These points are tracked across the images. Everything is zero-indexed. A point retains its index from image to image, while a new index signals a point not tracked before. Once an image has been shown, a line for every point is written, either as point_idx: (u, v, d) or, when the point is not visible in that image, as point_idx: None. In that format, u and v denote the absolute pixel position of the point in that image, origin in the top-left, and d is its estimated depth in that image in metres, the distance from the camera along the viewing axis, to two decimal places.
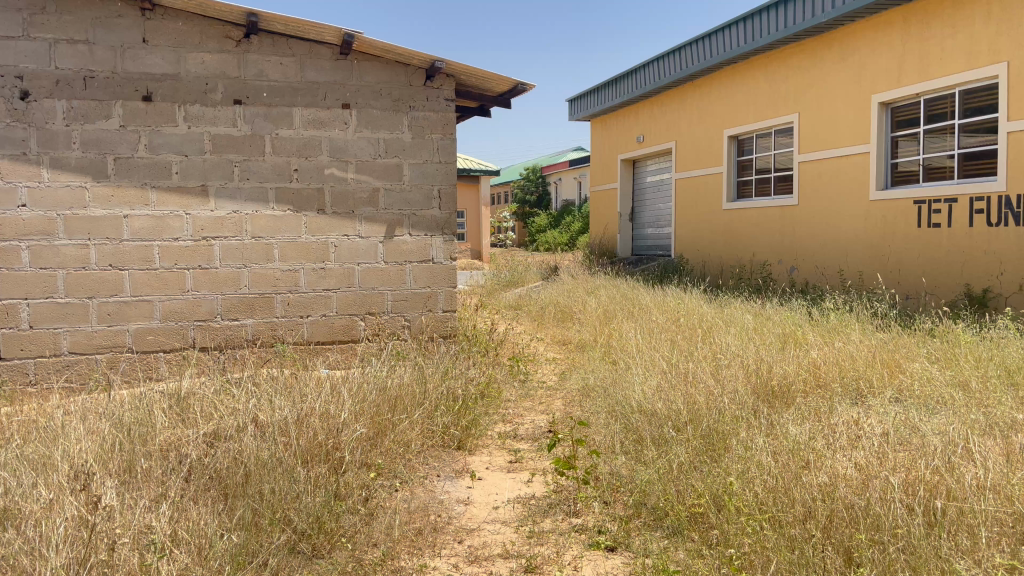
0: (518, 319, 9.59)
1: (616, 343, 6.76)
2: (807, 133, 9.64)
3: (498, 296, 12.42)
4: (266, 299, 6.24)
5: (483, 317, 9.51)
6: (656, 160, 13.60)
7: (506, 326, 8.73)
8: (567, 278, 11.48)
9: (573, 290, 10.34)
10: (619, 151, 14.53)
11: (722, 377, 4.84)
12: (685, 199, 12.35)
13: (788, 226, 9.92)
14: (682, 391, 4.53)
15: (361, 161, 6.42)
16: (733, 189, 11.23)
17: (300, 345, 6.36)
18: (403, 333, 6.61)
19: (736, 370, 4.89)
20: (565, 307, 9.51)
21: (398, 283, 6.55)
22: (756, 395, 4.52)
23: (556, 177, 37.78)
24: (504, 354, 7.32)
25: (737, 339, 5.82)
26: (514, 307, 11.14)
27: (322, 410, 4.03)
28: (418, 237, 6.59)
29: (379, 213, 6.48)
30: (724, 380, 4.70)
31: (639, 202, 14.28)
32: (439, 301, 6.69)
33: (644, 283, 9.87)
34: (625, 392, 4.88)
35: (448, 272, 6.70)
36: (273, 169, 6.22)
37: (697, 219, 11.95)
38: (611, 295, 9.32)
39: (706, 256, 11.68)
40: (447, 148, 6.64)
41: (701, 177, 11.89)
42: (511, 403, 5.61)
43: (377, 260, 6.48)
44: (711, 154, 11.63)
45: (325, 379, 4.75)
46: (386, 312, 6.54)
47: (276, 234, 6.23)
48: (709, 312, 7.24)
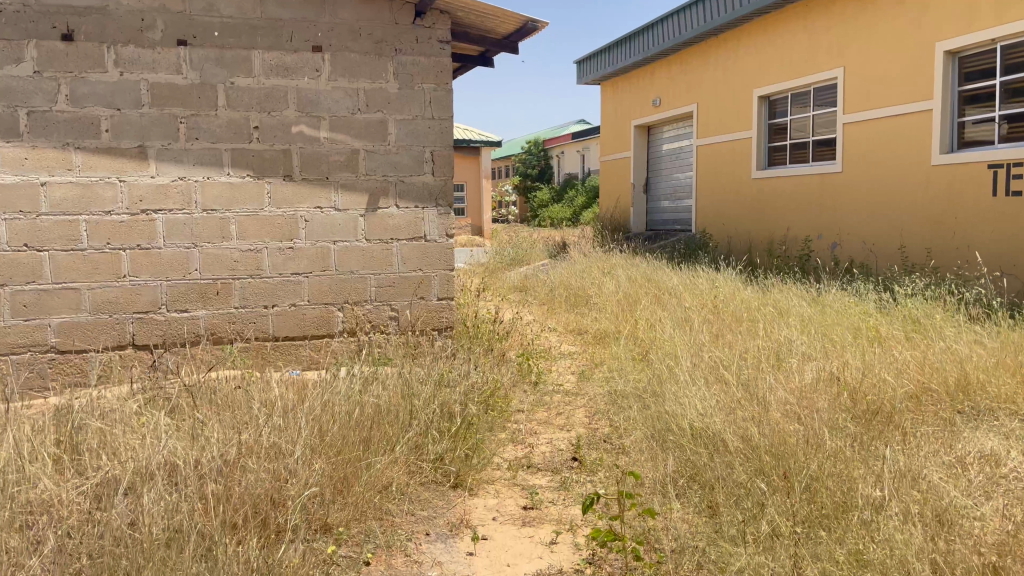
0: (525, 304, 8.47)
1: (647, 337, 5.65)
2: (853, 91, 8.46)
3: (500, 277, 11.32)
4: (221, 286, 5.10)
5: (485, 303, 8.40)
6: (674, 125, 12.44)
7: (512, 314, 7.63)
8: (577, 257, 10.37)
9: (585, 270, 9.23)
10: (633, 117, 13.34)
11: (798, 387, 3.73)
12: (708, 168, 11.18)
13: (830, 198, 8.77)
14: (751, 410, 3.43)
15: (336, 116, 5.26)
16: (764, 157, 10.06)
17: (264, 342, 5.23)
18: (389, 326, 5.49)
19: (813, 377, 3.79)
20: (579, 289, 8.39)
21: (383, 266, 5.42)
22: (851, 415, 3.41)
23: (559, 150, 36.49)
24: (511, 347, 6.20)
25: (801, 333, 4.71)
26: (518, 289, 10.04)
27: (268, 449, 2.92)
28: (408, 210, 5.45)
29: (360, 180, 5.33)
30: (804, 394, 3.59)
31: (655, 171, 13.11)
32: (434, 287, 5.55)
33: (667, 263, 8.76)
34: (668, 408, 3.78)
35: (444, 252, 5.56)
36: (228, 127, 5.06)
37: (721, 190, 10.79)
38: (631, 276, 8.20)
39: (732, 231, 10.54)
40: (442, 101, 5.48)
41: (726, 144, 10.71)
42: (523, 416, 4.52)
43: (357, 238, 5.35)
44: (738, 117, 10.46)
45: (283, 395, 3.65)
46: (369, 300, 5.41)
47: (233, 207, 5.09)
48: (755, 298, 6.11)
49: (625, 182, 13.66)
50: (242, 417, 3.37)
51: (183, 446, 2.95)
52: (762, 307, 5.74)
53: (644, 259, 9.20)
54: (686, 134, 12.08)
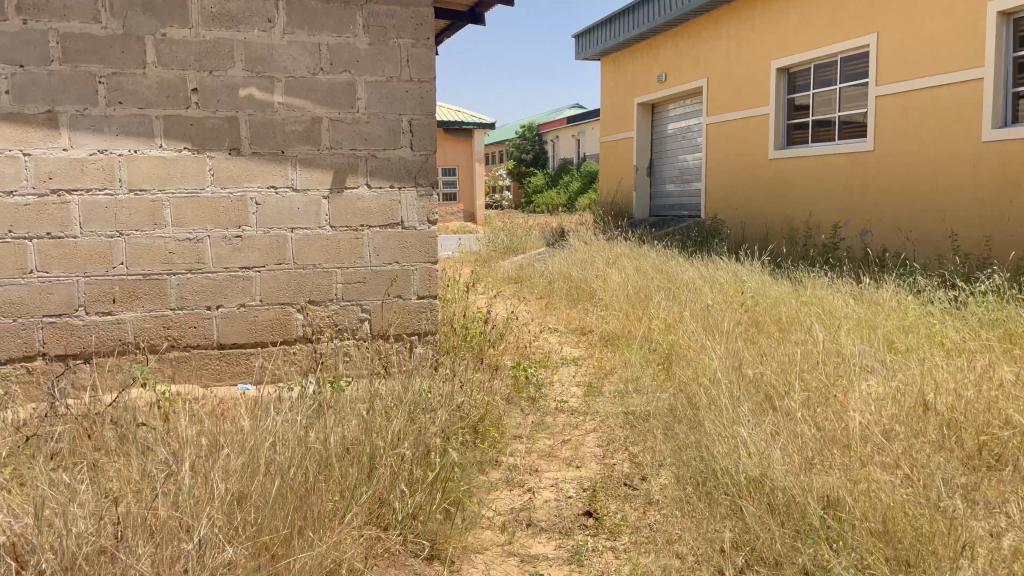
0: (520, 300, 7.59)
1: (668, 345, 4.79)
2: (887, 60, 7.56)
3: (494, 267, 10.43)
4: (154, 283, 4.19)
5: (476, 300, 7.52)
6: (681, 103, 11.56)
7: (505, 312, 6.74)
8: (576, 245, 9.49)
9: (587, 260, 8.36)
10: (637, 94, 12.42)
11: (887, 423, 2.88)
12: (719, 149, 10.29)
13: (860, 181, 7.88)
14: (837, 465, 2.62)
15: (293, 78, 4.34)
16: (783, 137, 9.17)
17: (209, 352, 4.32)
18: (360, 330, 4.56)
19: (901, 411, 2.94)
20: (581, 282, 7.53)
21: (352, 258, 4.50)
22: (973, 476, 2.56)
23: (554, 134, 35.53)
24: (505, 353, 5.33)
25: (861, 344, 3.85)
26: (513, 282, 9.17)
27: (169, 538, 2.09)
28: (382, 191, 4.52)
29: (323, 155, 4.42)
30: (907, 442, 2.75)
31: (659, 153, 12.21)
32: (413, 285, 4.62)
33: (679, 252, 7.88)
34: (716, 455, 2.91)
35: (426, 241, 4.62)
36: (160, 88, 4.13)
37: (734, 173, 9.91)
38: (640, 268, 7.33)
39: (746, 218, 9.65)
40: (422, 60, 4.54)
41: (740, 122, 9.81)
42: (521, 446, 3.65)
43: (320, 224, 4.44)
44: (753, 93, 9.55)
45: (206, 436, 2.78)
46: (335, 300, 4.49)
47: (167, 186, 4.18)
48: (789, 295, 5.25)
49: (627, 164, 12.76)
50: (143, 474, 2.48)
51: (39, 527, 2.07)
52: (801, 308, 4.87)
53: (652, 248, 8.33)
54: (694, 112, 11.18)
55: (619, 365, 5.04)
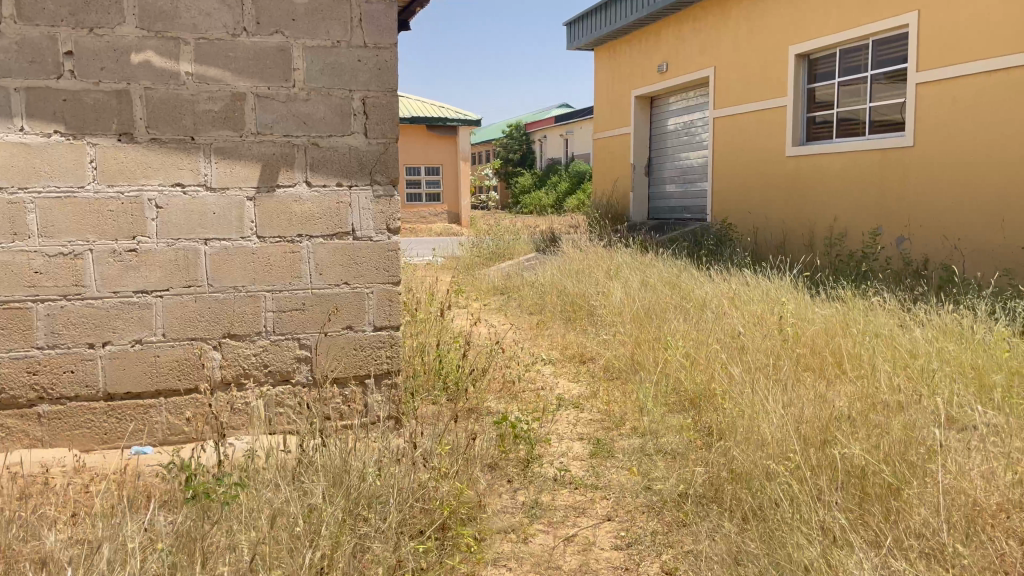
0: (509, 323, 6.56)
1: (704, 396, 3.79)
2: (929, 42, 6.57)
3: (479, 277, 9.40)
4: (14, 313, 3.13)
5: (457, 321, 6.47)
6: (683, 95, 10.56)
7: (490, 339, 5.70)
8: (570, 252, 8.48)
9: (583, 270, 7.34)
10: (635, 86, 11.39)
11: None
12: (727, 145, 9.30)
13: (897, 181, 6.88)
14: None
15: (206, 40, 3.26)
16: (802, 132, 8.16)
17: (91, 405, 3.24)
18: (299, 372, 3.48)
19: None
20: (578, 297, 6.51)
21: (287, 278, 3.42)
22: None
23: (542, 134, 34.55)
24: (487, 394, 4.29)
25: (977, 412, 2.82)
26: (501, 296, 8.15)
27: None
28: (326, 190, 3.45)
29: (246, 144, 3.34)
30: None
31: (659, 150, 11.21)
32: (367, 312, 3.54)
33: (691, 262, 6.88)
34: None
35: (384, 256, 3.54)
36: (20, 51, 3.06)
37: (745, 173, 8.92)
38: (647, 281, 6.32)
39: (760, 223, 8.65)
40: (379, 20, 3.46)
41: (752, 115, 8.80)
42: (508, 550, 2.60)
43: (243, 234, 3.36)
44: (766, 83, 8.56)
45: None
46: (264, 333, 3.41)
47: (31, 182, 3.10)
48: (841, 327, 4.24)
49: (623, 163, 11.74)
50: None
51: None
52: (864, 348, 3.86)
53: (659, 257, 7.31)
54: (699, 104, 10.18)
55: (632, 413, 4.01)
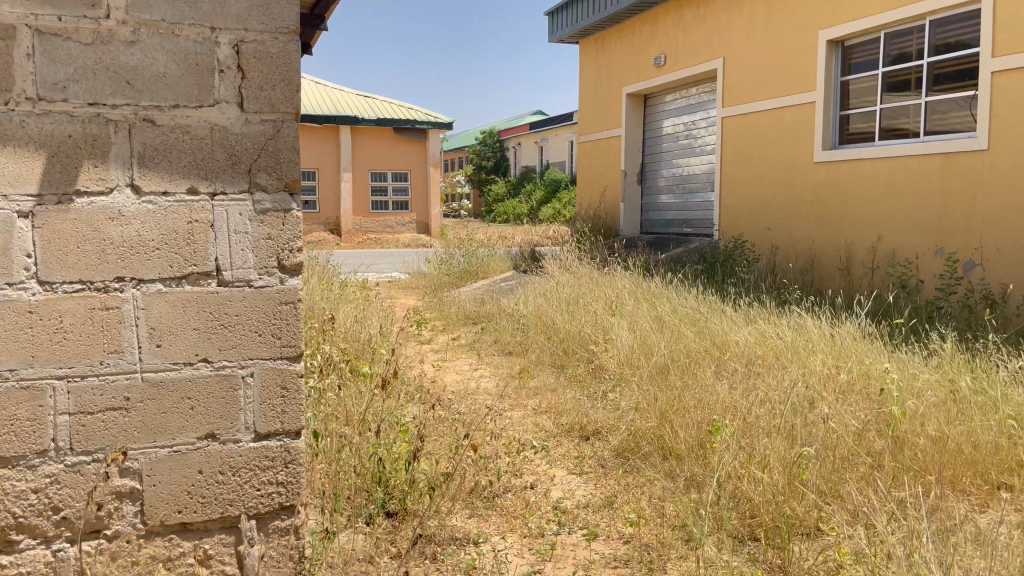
0: (484, 376, 5.14)
1: (819, 549, 2.45)
2: (1008, 19, 5.25)
3: (449, 303, 8.00)
4: None
5: (417, 375, 5.03)
6: (683, 92, 9.26)
7: (459, 405, 4.28)
8: (557, 273, 7.08)
9: (575, 300, 5.94)
10: (626, 82, 10.02)
11: None
12: (739, 150, 7.97)
13: (963, 193, 5.57)
14: None
15: None
16: (835, 133, 6.83)
17: None
18: (118, 517, 2.00)
19: None
20: (571, 342, 5.14)
21: (95, 355, 1.95)
22: None
23: (515, 141, 33.29)
24: (451, 510, 2.87)
25: None
26: (472, 331, 6.73)
27: None
28: (166, 201, 1.98)
29: (17, 117, 1.87)
30: None
31: (654, 155, 9.87)
32: (243, 410, 2.07)
33: (712, 296, 5.52)
34: None
35: (272, 314, 2.08)
36: None
37: (762, 183, 7.59)
38: (658, 319, 4.97)
39: (781, 242, 7.34)
40: None
41: (771, 113, 7.47)
42: None
43: (11, 280, 1.88)
44: (788, 76, 7.24)
45: None
46: (53, 453, 1.94)
47: None
48: (979, 420, 2.89)
49: (612, 170, 10.39)
50: None
51: None
52: None
53: (670, 284, 5.94)
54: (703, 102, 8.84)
55: (677, 549, 2.61)
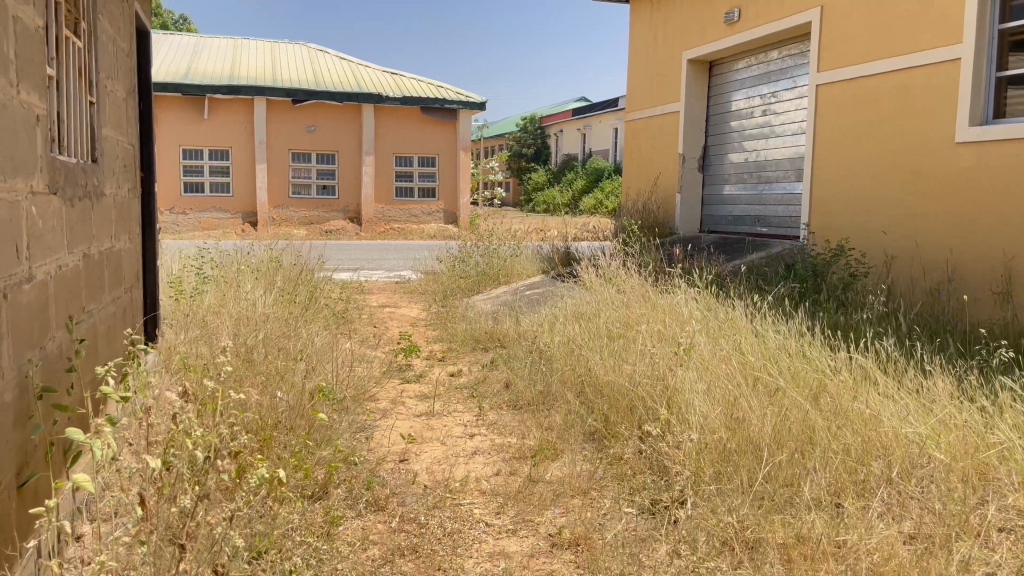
0: (481, 457, 3.41)
1: None
2: None
3: (456, 319, 6.27)
4: None
5: (379, 455, 3.33)
6: (761, 57, 7.39)
7: (422, 547, 2.57)
8: (596, 287, 5.30)
9: (620, 334, 4.17)
10: (687, 46, 8.17)
11: None
12: (839, 128, 6.10)
13: None
14: None
15: None
16: (988, 104, 4.92)
17: None
18: None
19: None
20: (615, 414, 3.41)
21: None
22: None
23: (557, 128, 31.47)
24: None
25: None
26: (478, 365, 5.00)
27: None
28: None
29: None
30: None
31: (722, 135, 8.01)
32: None
33: (829, 346, 3.70)
34: None
35: None
36: None
37: (873, 172, 5.73)
38: (750, 384, 3.21)
39: (900, 250, 5.47)
40: None
41: (892, 77, 5.57)
42: None
43: None
44: (917, 28, 5.33)
45: None
46: None
47: None
48: None
49: (666, 155, 8.57)
50: None
51: None
52: None
53: (759, 315, 4.14)
54: (790, 67, 6.96)
55: None
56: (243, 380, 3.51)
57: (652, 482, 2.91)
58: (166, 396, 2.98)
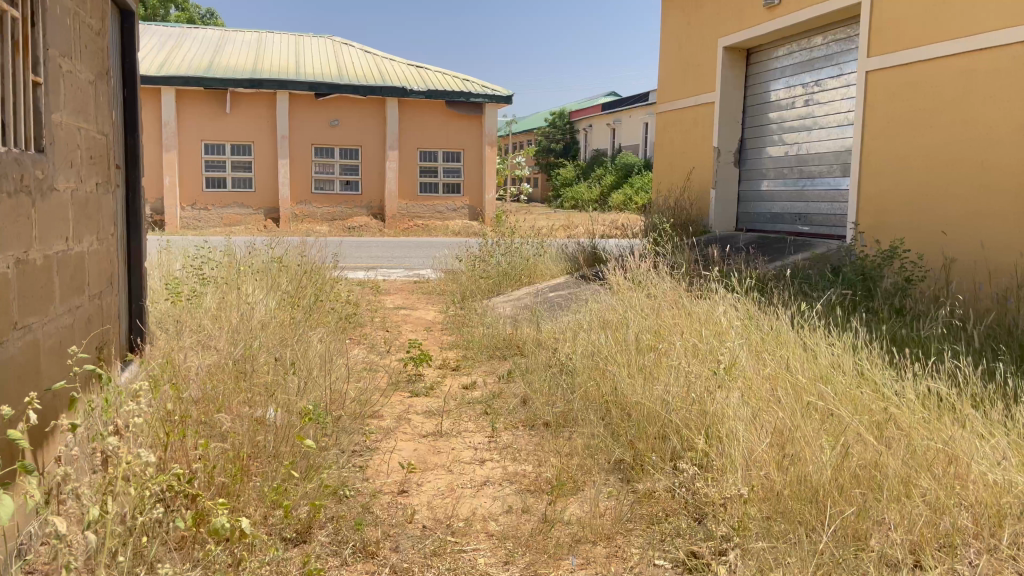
0: (490, 489, 2.99)
1: None
2: None
3: (473, 324, 5.86)
4: None
5: (376, 486, 2.93)
6: (804, 43, 6.86)
7: None
8: (624, 292, 4.86)
9: (650, 347, 3.73)
10: (723, 33, 7.67)
11: None
12: (891, 119, 5.58)
13: None
14: None
15: None
16: None
17: None
18: None
19: None
20: (647, 444, 2.98)
21: None
22: None
23: (585, 123, 30.95)
24: None
25: None
26: (494, 377, 4.59)
27: None
28: None
29: None
30: None
31: (760, 126, 7.51)
32: None
33: (892, 366, 3.22)
34: None
35: None
36: None
37: (931, 167, 5.22)
38: (802, 412, 2.76)
39: (961, 253, 4.96)
40: None
41: (952, 61, 5.05)
42: None
43: None
44: (983, 7, 4.81)
45: None
46: None
47: None
48: None
49: (700, 148, 8.08)
50: None
51: None
52: None
53: (808, 328, 3.67)
54: (835, 53, 6.45)
55: None
56: (227, 399, 3.13)
57: (687, 532, 2.47)
58: (129, 422, 2.60)
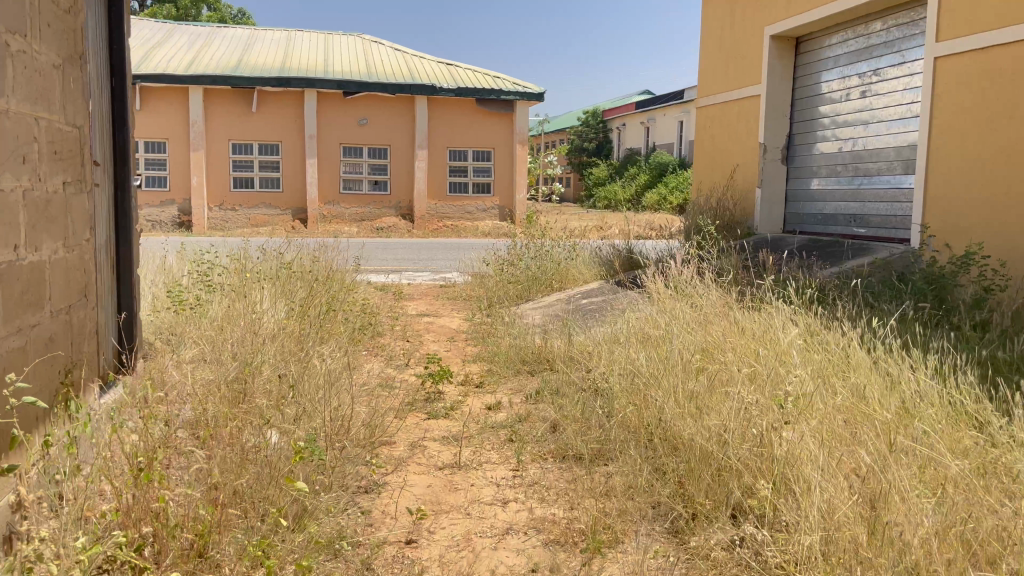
0: (513, 540, 2.55)
1: None
2: None
3: (500, 335, 5.43)
4: None
5: (379, 537, 2.51)
6: (861, 29, 6.32)
7: None
8: (666, 303, 4.39)
9: (699, 369, 3.26)
10: (770, 20, 7.14)
11: None
12: (964, 110, 5.03)
13: None
14: None
15: None
16: None
17: None
18: None
19: None
20: (702, 494, 2.53)
21: None
22: None
23: (619, 122, 30.39)
24: None
25: None
26: (522, 396, 4.14)
27: None
28: None
29: None
30: None
31: (811, 121, 6.97)
32: None
33: (992, 401, 2.71)
34: None
35: None
36: None
37: (1013, 165, 4.66)
38: (894, 464, 2.28)
39: None
40: None
41: None
42: None
43: None
44: None
45: None
46: None
47: None
48: None
49: (744, 145, 7.55)
50: None
51: None
52: None
53: (884, 350, 3.17)
54: (897, 40, 5.90)
55: None
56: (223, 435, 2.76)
57: None
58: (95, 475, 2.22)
